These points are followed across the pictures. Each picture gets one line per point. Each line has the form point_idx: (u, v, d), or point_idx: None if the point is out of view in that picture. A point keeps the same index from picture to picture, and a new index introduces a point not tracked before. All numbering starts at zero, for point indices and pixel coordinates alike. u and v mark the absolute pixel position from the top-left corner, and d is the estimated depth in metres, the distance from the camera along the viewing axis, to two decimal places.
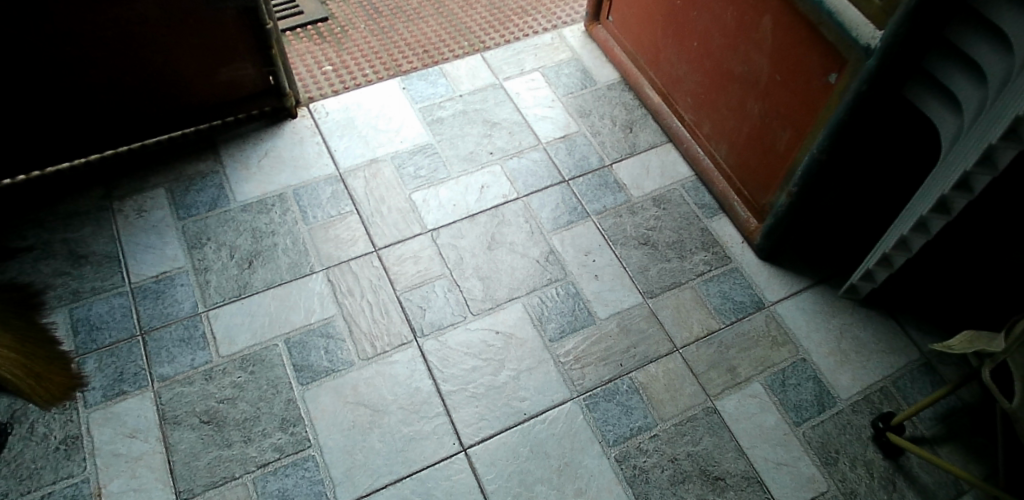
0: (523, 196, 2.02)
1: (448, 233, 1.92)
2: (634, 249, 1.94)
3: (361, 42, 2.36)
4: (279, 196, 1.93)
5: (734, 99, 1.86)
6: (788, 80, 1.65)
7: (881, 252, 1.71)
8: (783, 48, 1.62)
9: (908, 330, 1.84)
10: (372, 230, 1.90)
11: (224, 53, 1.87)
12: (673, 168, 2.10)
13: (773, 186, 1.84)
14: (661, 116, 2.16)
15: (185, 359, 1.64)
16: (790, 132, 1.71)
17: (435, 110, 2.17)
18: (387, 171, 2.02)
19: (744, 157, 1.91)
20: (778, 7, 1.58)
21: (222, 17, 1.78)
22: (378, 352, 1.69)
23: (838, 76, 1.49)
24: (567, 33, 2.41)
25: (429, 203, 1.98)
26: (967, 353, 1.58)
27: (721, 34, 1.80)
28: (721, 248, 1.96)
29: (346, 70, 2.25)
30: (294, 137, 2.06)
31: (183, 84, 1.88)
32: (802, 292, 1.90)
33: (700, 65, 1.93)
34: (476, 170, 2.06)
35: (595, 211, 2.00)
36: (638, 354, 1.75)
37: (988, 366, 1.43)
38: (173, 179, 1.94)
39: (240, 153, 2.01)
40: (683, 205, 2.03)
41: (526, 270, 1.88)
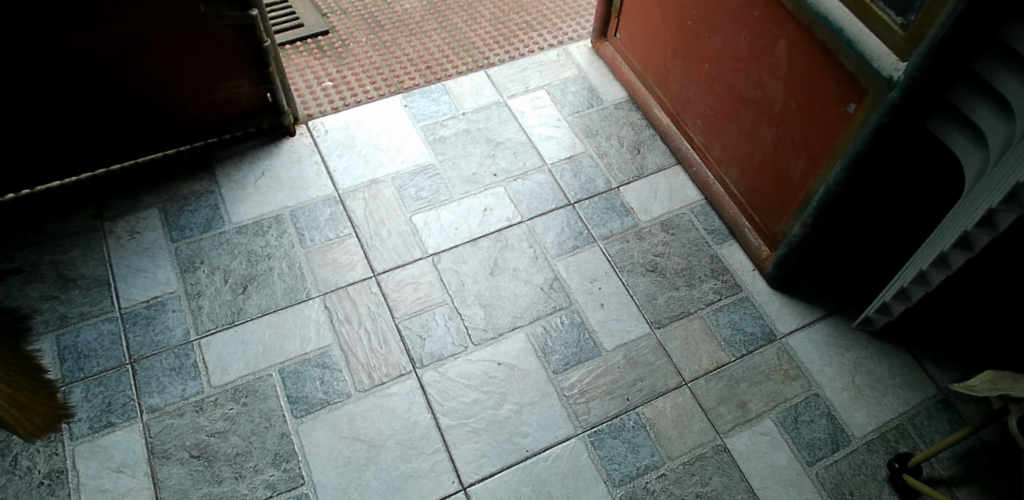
0: (527, 220, 1.96)
1: (449, 258, 1.86)
2: (642, 277, 1.88)
3: (362, 56, 2.30)
4: (276, 217, 1.88)
5: (746, 124, 1.80)
6: (804, 108, 1.59)
7: (898, 285, 1.65)
8: (798, 75, 1.57)
9: (924, 364, 1.78)
10: (371, 254, 1.84)
11: (221, 70, 1.81)
12: (681, 191, 2.05)
13: (785, 214, 1.78)
14: (669, 137, 2.11)
15: (175, 389, 1.58)
16: (805, 161, 1.65)
17: (437, 129, 2.11)
18: (387, 192, 1.96)
19: (756, 183, 1.85)
20: (794, 33, 1.53)
21: (218, 35, 1.73)
22: (376, 384, 1.63)
23: (857, 106, 1.44)
24: (573, 49, 2.35)
25: (430, 226, 1.92)
26: (989, 394, 1.52)
27: (733, 57, 1.74)
28: (731, 276, 1.90)
29: (346, 85, 2.20)
30: (293, 156, 2.01)
31: (179, 101, 1.83)
32: (815, 323, 1.84)
33: (711, 88, 1.88)
34: (479, 191, 2.00)
35: (602, 236, 1.94)
36: (645, 388, 1.69)
37: (1013, 412, 1.37)
38: (168, 199, 1.88)
39: (237, 173, 1.95)
40: (692, 231, 1.97)
41: (529, 297, 1.82)
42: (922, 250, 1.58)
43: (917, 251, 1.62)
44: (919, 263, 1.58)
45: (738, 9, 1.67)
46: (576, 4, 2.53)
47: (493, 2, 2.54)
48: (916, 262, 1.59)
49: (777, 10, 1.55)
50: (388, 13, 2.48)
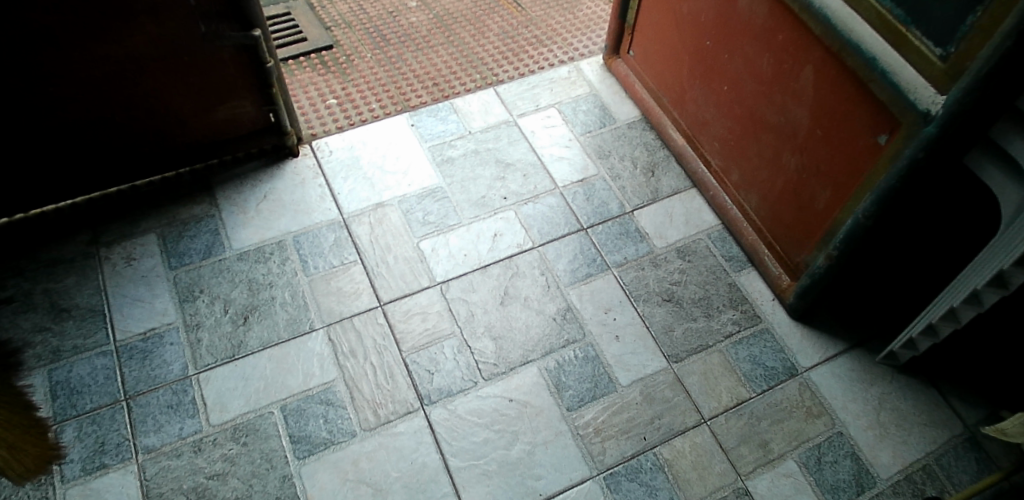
0: (539, 246, 1.89)
1: (458, 286, 1.79)
2: (657, 307, 1.81)
3: (367, 72, 2.23)
4: (278, 243, 1.81)
5: (767, 150, 1.73)
6: (831, 137, 1.52)
7: (926, 321, 1.59)
8: (825, 102, 1.49)
9: (951, 401, 1.71)
10: (377, 282, 1.78)
11: (222, 91, 1.75)
12: (698, 215, 1.98)
13: (808, 244, 1.71)
14: (685, 159, 2.04)
15: (172, 428, 1.51)
16: (831, 191, 1.58)
17: (445, 150, 2.04)
18: (394, 216, 1.89)
19: (777, 211, 1.77)
20: (821, 59, 1.45)
21: (218, 55, 1.66)
22: (382, 422, 1.56)
23: (890, 138, 1.37)
24: (584, 65, 2.28)
25: (438, 252, 1.85)
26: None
27: (755, 80, 1.67)
28: (750, 306, 1.83)
29: (351, 103, 2.12)
30: (296, 178, 1.94)
31: (178, 122, 1.76)
32: (838, 356, 1.77)
33: (730, 110, 1.80)
34: (488, 215, 1.93)
35: (615, 263, 1.87)
36: (662, 427, 1.62)
37: None
38: (165, 223, 1.81)
39: (237, 195, 1.88)
40: (709, 258, 1.91)
41: (541, 328, 1.75)
42: (953, 286, 1.51)
43: (948, 287, 1.55)
44: (949, 300, 1.51)
45: (760, 31, 1.59)
46: (586, 19, 2.47)
47: (501, 16, 2.48)
48: (946, 298, 1.52)
49: (803, 35, 1.47)
50: (394, 27, 2.41)
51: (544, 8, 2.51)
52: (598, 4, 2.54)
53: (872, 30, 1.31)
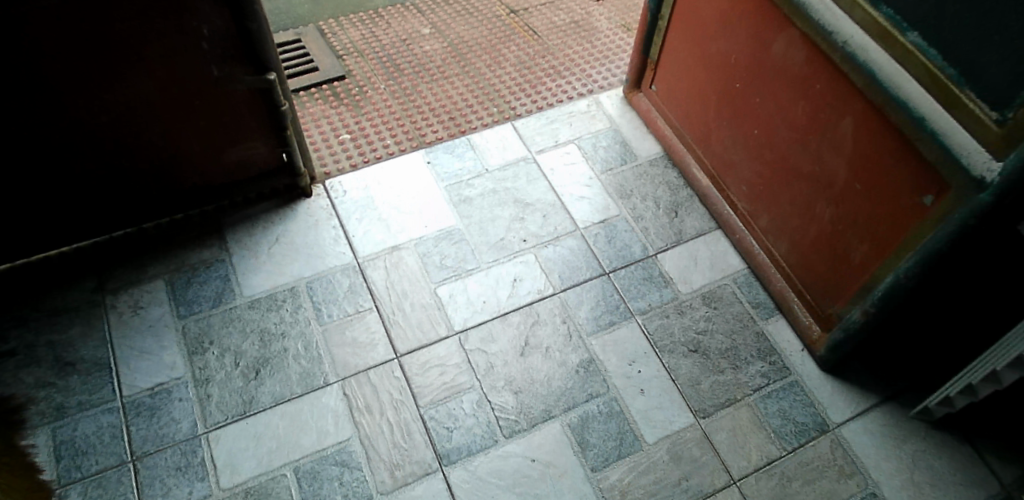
0: (560, 292, 1.82)
1: (477, 336, 1.73)
2: (683, 358, 1.74)
3: (381, 104, 2.17)
4: (291, 289, 1.75)
5: (800, 197, 1.66)
6: (870, 191, 1.45)
7: (965, 380, 1.52)
8: (866, 156, 1.43)
9: (988, 460, 1.64)
10: (393, 332, 1.71)
11: (234, 134, 1.69)
12: (723, 259, 1.92)
13: (842, 296, 1.64)
14: (710, 200, 1.97)
15: (181, 492, 1.44)
16: (868, 246, 1.51)
17: (463, 189, 1.98)
18: (410, 260, 1.83)
19: (809, 259, 1.71)
20: (863, 112, 1.39)
21: (232, 100, 1.60)
22: (399, 484, 1.50)
23: (937, 200, 1.30)
24: (604, 99, 2.22)
25: (456, 299, 1.78)
26: None
27: (788, 127, 1.60)
28: (779, 357, 1.77)
29: (365, 138, 2.06)
30: (309, 219, 1.88)
31: (188, 164, 1.70)
32: (870, 411, 1.71)
33: (760, 154, 1.74)
34: (508, 259, 1.87)
35: (639, 310, 1.81)
36: (690, 488, 1.55)
37: None
38: (173, 268, 1.75)
39: (248, 238, 1.82)
40: (736, 304, 1.84)
41: (563, 381, 1.68)
42: (995, 348, 1.44)
43: (990, 347, 1.49)
44: (990, 362, 1.45)
45: (795, 78, 1.52)
46: (605, 49, 2.41)
47: (518, 44, 2.41)
48: (987, 359, 1.46)
49: (844, 86, 1.40)
50: (407, 56, 2.35)
51: (561, 36, 2.45)
52: (616, 33, 2.48)
53: (919, 85, 1.24)
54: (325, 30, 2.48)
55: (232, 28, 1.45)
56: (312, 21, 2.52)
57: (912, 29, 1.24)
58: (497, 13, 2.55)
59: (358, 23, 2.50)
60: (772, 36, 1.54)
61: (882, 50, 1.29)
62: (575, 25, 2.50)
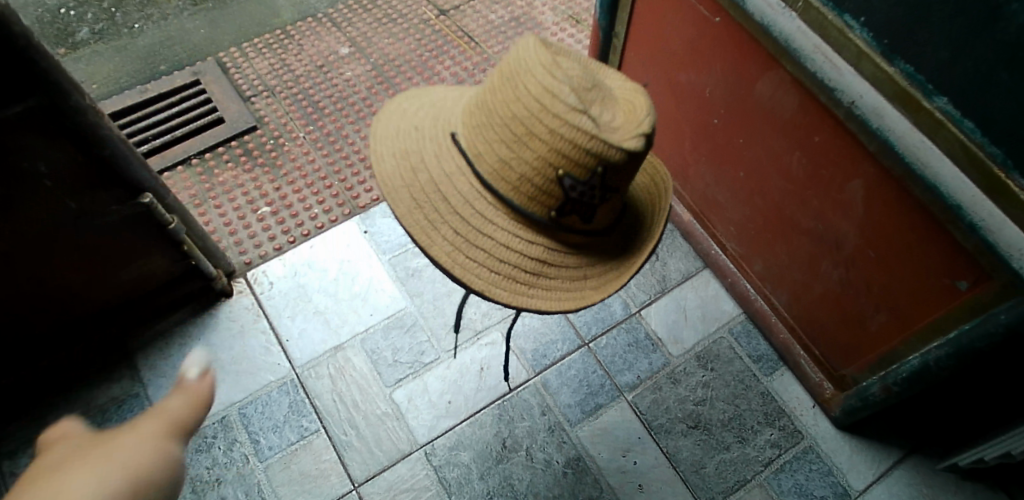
0: (535, 376, 1.58)
1: (445, 446, 1.50)
2: (683, 438, 1.51)
3: (303, 160, 1.86)
4: (221, 420, 1.51)
5: (801, 252, 1.42)
6: (887, 263, 1.21)
7: (1005, 447, 1.26)
8: (878, 224, 1.18)
9: None
10: (346, 455, 1.48)
11: (120, 258, 1.37)
12: (715, 306, 1.67)
13: (857, 359, 1.42)
14: (694, 238, 1.72)
15: None
16: (888, 316, 1.28)
17: (409, 259, 1.71)
18: (357, 360, 1.58)
19: (816, 315, 1.48)
20: (875, 176, 1.13)
21: (108, 228, 1.29)
22: None
23: (973, 286, 1.06)
24: None
25: (416, 403, 1.54)
26: (988, 456, 1.32)
27: (780, 177, 1.35)
28: (789, 420, 1.53)
29: (288, 209, 1.78)
30: (233, 326, 1.61)
31: (72, 301, 1.40)
32: (893, 469, 1.48)
33: (748, 198, 1.48)
34: (470, 343, 1.61)
35: (628, 386, 1.57)
36: None
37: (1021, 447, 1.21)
38: (78, 413, 1.50)
39: (163, 363, 1.56)
40: (735, 361, 1.60)
41: (549, 489, 1.46)
42: (1015, 429, 1.24)
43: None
44: (1007, 443, 1.26)
45: (787, 126, 1.26)
46: None
47: (452, 57, 2.07)
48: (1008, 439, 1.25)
49: (852, 143, 1.15)
50: (326, 89, 2.00)
51: (502, 40, 2.11)
52: (565, 28, 2.14)
53: (955, 165, 0.96)
54: (227, 63, 2.04)
55: (80, 159, 1.13)
56: (212, 51, 2.07)
57: (940, 93, 0.97)
58: (424, 16, 2.17)
59: (265, 48, 2.09)
60: (755, 75, 1.27)
61: (902, 114, 1.01)
62: (515, 23, 2.15)
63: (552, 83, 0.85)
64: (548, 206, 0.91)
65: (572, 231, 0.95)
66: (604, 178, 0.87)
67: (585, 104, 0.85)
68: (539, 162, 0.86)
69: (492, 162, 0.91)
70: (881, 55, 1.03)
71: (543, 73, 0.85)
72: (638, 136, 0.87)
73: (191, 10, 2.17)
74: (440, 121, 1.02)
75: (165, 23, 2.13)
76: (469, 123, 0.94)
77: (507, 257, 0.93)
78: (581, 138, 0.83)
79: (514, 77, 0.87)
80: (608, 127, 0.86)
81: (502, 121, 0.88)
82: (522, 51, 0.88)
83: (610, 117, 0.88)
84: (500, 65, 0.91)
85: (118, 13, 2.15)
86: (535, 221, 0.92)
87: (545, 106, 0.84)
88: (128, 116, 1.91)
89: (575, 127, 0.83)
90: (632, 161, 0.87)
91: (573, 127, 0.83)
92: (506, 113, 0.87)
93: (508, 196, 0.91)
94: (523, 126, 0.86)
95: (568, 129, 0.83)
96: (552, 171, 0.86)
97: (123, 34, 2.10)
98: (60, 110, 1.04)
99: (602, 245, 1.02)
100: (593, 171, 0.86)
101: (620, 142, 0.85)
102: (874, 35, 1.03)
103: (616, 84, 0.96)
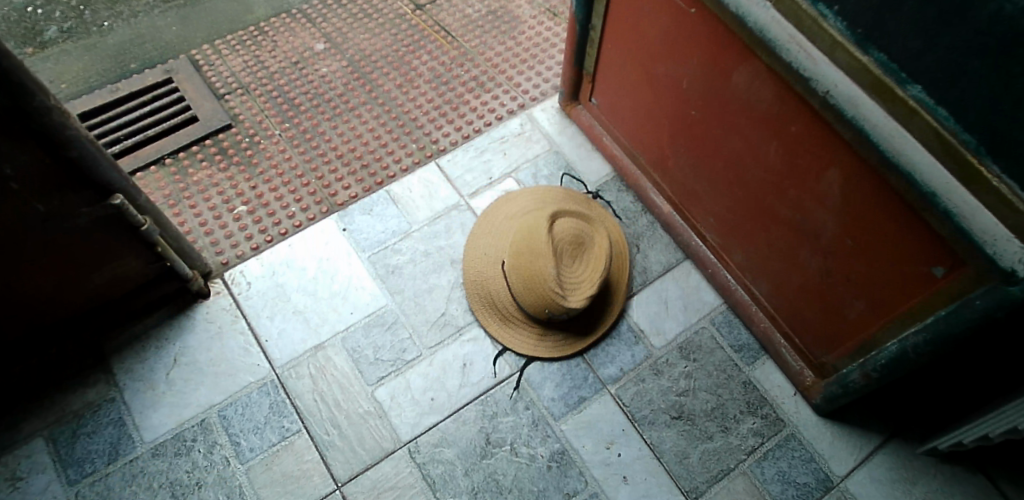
0: (518, 372, 1.57)
1: (429, 443, 1.49)
2: (666, 429, 1.52)
3: (279, 158, 1.84)
4: (201, 423, 1.49)
5: (780, 242, 1.42)
6: (865, 251, 1.22)
7: (982, 430, 1.27)
8: (856, 213, 1.18)
9: (1001, 488, 1.45)
10: (328, 455, 1.47)
11: (92, 261, 1.34)
12: (696, 296, 1.67)
13: (837, 347, 1.43)
14: (674, 229, 1.72)
15: None
16: (866, 304, 1.29)
17: (390, 256, 1.70)
18: (338, 360, 1.57)
19: (795, 304, 1.49)
20: (851, 164, 1.14)
21: (78, 230, 1.26)
22: None
23: (949, 273, 1.07)
24: (538, 113, 1.93)
25: (398, 401, 1.53)
26: (966, 438, 1.33)
27: (758, 167, 1.35)
28: (771, 408, 1.54)
29: (265, 208, 1.75)
30: (210, 327, 1.59)
31: (43, 305, 1.37)
32: (874, 454, 1.49)
33: (727, 189, 1.49)
34: (452, 339, 1.60)
35: (611, 379, 1.57)
36: None
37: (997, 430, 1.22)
38: (53, 419, 1.47)
39: (139, 366, 1.54)
40: (717, 351, 1.60)
41: (534, 483, 1.46)
42: (992, 412, 1.25)
43: (1005, 396, 1.26)
44: (986, 426, 1.26)
45: (764, 116, 1.26)
46: (531, 45, 2.07)
47: (429, 51, 2.05)
48: (987, 421, 1.26)
49: (828, 132, 1.15)
50: (302, 86, 1.97)
51: (479, 34, 2.10)
52: (542, 20, 2.13)
53: (928, 152, 0.97)
54: (200, 61, 2.01)
55: (47, 161, 1.10)
56: (184, 48, 2.04)
57: (914, 81, 0.98)
58: (400, 11, 2.15)
59: (238, 45, 2.05)
60: (732, 66, 1.27)
61: (876, 102, 1.01)
62: (492, 16, 2.14)
63: (544, 260, 1.38)
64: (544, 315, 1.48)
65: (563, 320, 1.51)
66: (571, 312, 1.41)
67: (563, 269, 1.39)
68: (535, 298, 1.42)
69: (514, 286, 1.48)
70: (854, 43, 1.03)
71: (546, 259, 1.37)
72: (592, 288, 1.39)
73: (161, 7, 2.12)
74: (500, 247, 1.61)
75: (136, 21, 2.09)
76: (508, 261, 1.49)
77: (523, 332, 1.57)
78: (558, 299, 1.37)
79: (529, 249, 1.41)
80: (574, 282, 1.39)
81: (519, 271, 1.44)
82: (538, 226, 1.41)
83: (580, 273, 1.41)
84: (528, 234, 1.43)
85: (86, 10, 2.10)
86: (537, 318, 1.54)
87: (540, 274, 1.39)
88: (99, 116, 1.87)
89: (554, 293, 1.37)
90: (587, 301, 1.41)
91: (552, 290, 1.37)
92: (523, 264, 1.43)
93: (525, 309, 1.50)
94: (527, 282, 1.42)
95: (547, 288, 1.38)
96: (543, 308, 1.44)
97: (92, 32, 2.06)
98: (24, 110, 1.01)
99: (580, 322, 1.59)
100: (563, 311, 1.40)
101: (580, 297, 1.38)
102: (847, 23, 1.04)
103: (598, 237, 1.45)
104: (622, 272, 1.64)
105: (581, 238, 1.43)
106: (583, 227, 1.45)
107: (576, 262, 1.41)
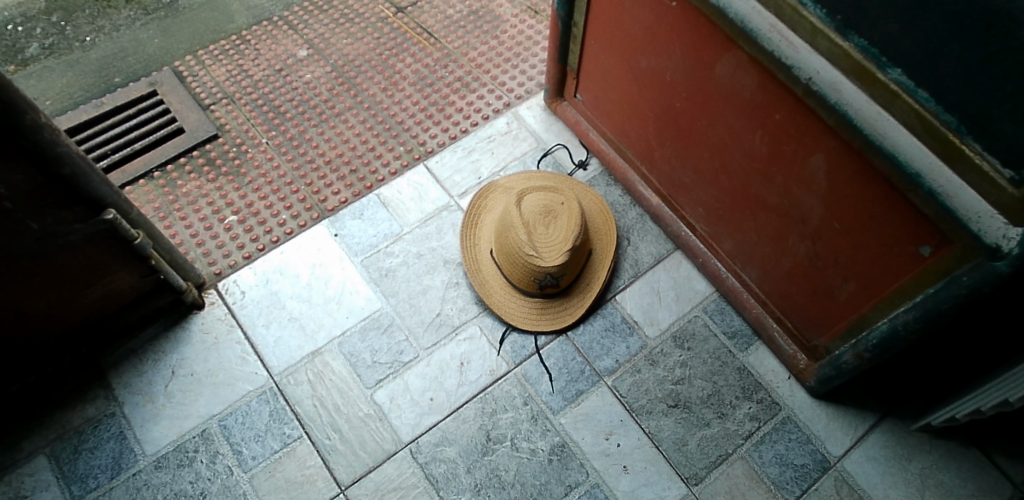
0: (515, 368, 1.58)
1: (429, 442, 1.50)
2: (664, 417, 1.54)
3: (268, 166, 1.84)
4: (201, 433, 1.49)
5: (769, 229, 1.44)
6: (852, 234, 1.24)
7: (976, 405, 1.28)
8: (842, 196, 1.20)
9: (995, 459, 1.47)
10: (331, 460, 1.48)
11: (86, 277, 1.34)
12: (687, 286, 1.69)
13: (829, 329, 1.45)
14: (663, 220, 1.73)
15: None
16: (855, 285, 1.31)
17: (383, 259, 1.71)
18: (336, 365, 1.58)
19: (786, 289, 1.51)
20: (836, 149, 1.16)
21: (73, 248, 1.26)
22: None
23: (936, 251, 1.10)
24: (523, 111, 1.94)
25: (398, 403, 1.54)
26: (959, 415, 1.35)
27: (745, 156, 1.37)
28: (766, 392, 1.56)
29: (256, 217, 1.76)
30: (207, 339, 1.59)
31: (40, 323, 1.37)
32: (869, 433, 1.52)
33: (714, 179, 1.50)
34: (448, 339, 1.61)
35: (607, 371, 1.59)
36: None
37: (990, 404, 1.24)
38: (54, 436, 1.48)
39: (138, 380, 1.54)
40: (711, 339, 1.62)
41: (536, 476, 1.47)
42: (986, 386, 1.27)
43: (997, 370, 1.27)
44: (980, 399, 1.27)
45: (747, 106, 1.28)
46: (514, 43, 2.09)
47: (413, 54, 2.06)
48: (980, 395, 1.27)
49: (810, 118, 1.17)
50: (287, 93, 1.98)
51: (462, 35, 2.10)
52: (524, 19, 2.15)
53: (909, 133, 0.99)
54: (184, 72, 2.01)
55: (40, 179, 1.11)
56: (167, 61, 2.03)
57: (894, 65, 1.00)
58: (381, 15, 2.15)
59: (222, 56, 2.05)
60: (714, 58, 1.29)
61: (858, 88, 1.03)
62: (474, 16, 2.15)
63: (516, 233, 1.43)
64: (533, 287, 1.53)
65: (550, 289, 1.54)
66: (554, 276, 1.46)
67: (534, 238, 1.42)
68: (523, 272, 1.48)
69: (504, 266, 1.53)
70: (835, 30, 1.05)
71: (521, 230, 1.43)
72: (565, 248, 1.41)
73: (143, 20, 2.12)
74: (484, 236, 1.65)
75: (118, 35, 2.08)
76: (496, 246, 1.56)
77: (515, 308, 1.59)
78: (537, 263, 1.42)
79: (509, 226, 1.47)
80: (547, 246, 1.42)
81: (504, 250, 1.51)
82: (508, 208, 1.47)
83: (552, 234, 1.42)
84: (506, 214, 1.48)
85: (67, 26, 2.09)
86: (526, 291, 1.57)
87: (516, 248, 1.44)
88: (85, 132, 1.87)
89: (532, 259, 1.43)
90: (568, 261, 1.43)
91: (530, 258, 1.43)
92: (507, 241, 1.48)
93: (515, 283, 1.55)
94: (510, 258, 1.49)
95: (526, 258, 1.43)
96: (531, 278, 1.49)
97: (74, 48, 2.05)
98: (17, 128, 1.02)
99: (569, 297, 1.61)
100: (547, 274, 1.45)
101: (552, 258, 1.41)
102: (827, 11, 1.05)
103: (568, 200, 1.45)
104: (608, 250, 1.65)
105: (551, 206, 1.44)
106: (553, 192, 1.47)
107: (549, 227, 1.43)
